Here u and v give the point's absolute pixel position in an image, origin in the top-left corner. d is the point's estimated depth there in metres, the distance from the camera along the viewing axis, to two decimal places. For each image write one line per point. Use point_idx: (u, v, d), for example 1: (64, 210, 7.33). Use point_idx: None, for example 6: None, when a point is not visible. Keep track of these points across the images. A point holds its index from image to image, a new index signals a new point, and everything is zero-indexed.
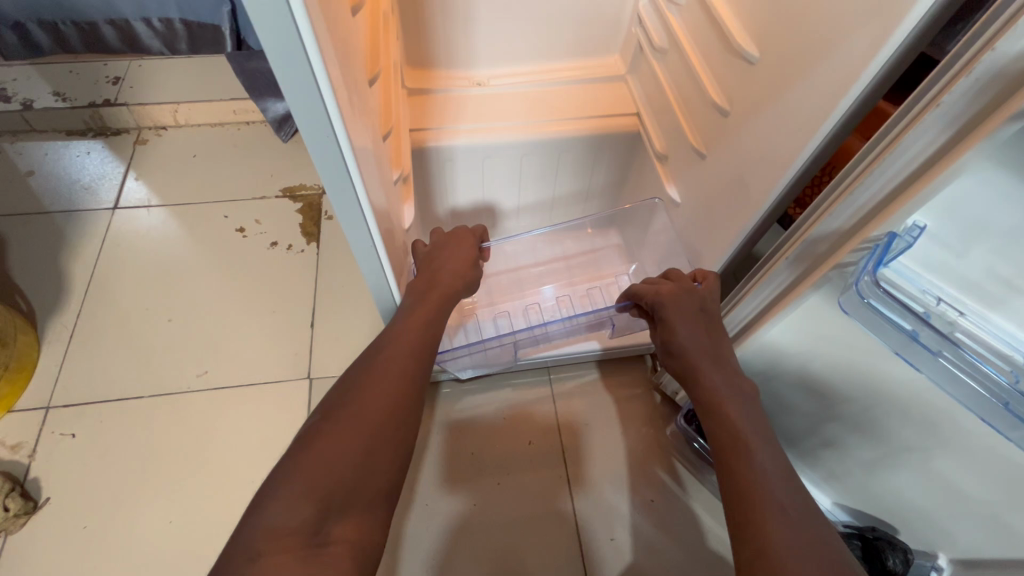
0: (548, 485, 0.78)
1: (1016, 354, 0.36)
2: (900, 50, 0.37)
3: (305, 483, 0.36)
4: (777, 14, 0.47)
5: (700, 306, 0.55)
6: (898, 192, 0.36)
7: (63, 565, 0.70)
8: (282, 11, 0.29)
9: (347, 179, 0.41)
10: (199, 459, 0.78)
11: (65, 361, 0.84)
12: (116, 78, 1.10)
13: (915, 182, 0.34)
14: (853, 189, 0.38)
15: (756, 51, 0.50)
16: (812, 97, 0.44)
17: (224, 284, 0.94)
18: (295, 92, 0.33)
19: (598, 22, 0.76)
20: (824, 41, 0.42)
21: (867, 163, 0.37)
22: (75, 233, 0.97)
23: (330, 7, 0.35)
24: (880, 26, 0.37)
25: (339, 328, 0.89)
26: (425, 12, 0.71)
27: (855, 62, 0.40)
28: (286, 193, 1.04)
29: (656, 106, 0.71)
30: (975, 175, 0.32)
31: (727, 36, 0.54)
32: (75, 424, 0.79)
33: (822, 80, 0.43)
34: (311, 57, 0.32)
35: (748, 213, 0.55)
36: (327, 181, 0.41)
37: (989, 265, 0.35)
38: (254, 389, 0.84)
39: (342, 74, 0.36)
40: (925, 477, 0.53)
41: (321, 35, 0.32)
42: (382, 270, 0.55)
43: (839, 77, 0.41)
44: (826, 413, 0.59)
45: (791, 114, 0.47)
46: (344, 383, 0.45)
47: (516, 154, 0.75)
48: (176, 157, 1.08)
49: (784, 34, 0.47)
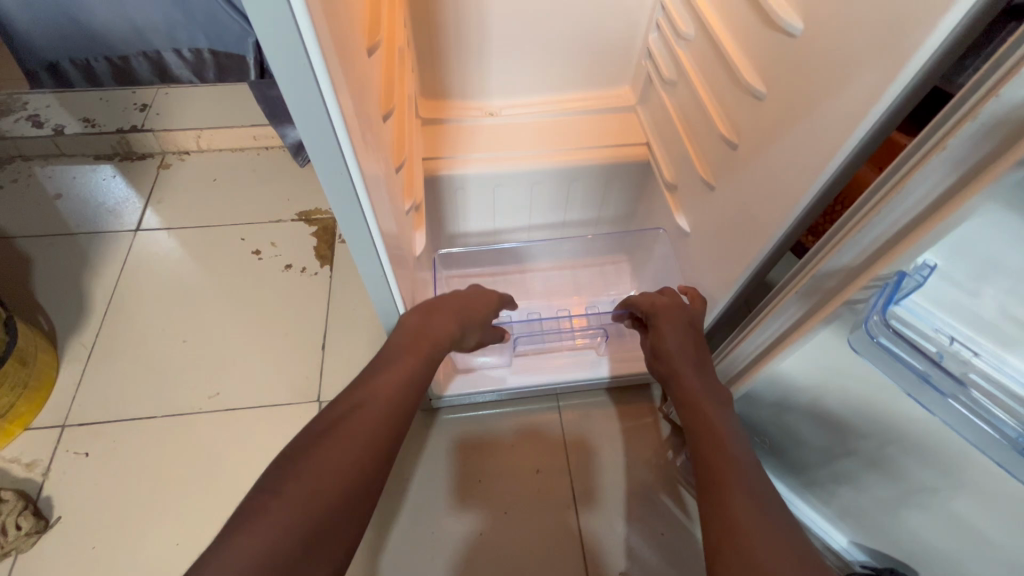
0: (556, 515, 0.77)
1: None
2: (906, 91, 0.37)
3: (283, 523, 0.35)
4: (784, 52, 0.48)
5: (689, 320, 0.60)
6: (906, 232, 0.36)
7: None
8: (299, 55, 0.30)
9: (359, 212, 0.42)
10: (207, 480, 0.79)
11: (82, 379, 0.86)
12: (144, 105, 1.14)
13: (923, 222, 0.34)
14: (860, 227, 0.38)
15: (762, 87, 0.51)
16: (819, 134, 0.45)
17: (238, 306, 0.95)
18: (309, 129, 0.35)
19: (609, 55, 0.78)
20: (829, 80, 0.43)
21: (875, 201, 0.37)
22: (97, 254, 1.00)
23: (347, 51, 0.36)
24: (884, 68, 0.38)
25: (350, 351, 0.90)
26: (440, 47, 0.73)
27: (860, 102, 0.40)
28: (302, 216, 1.06)
29: (666, 136, 0.72)
30: (985, 217, 0.32)
31: (735, 72, 0.54)
32: (88, 443, 0.81)
33: (828, 118, 0.43)
34: (327, 102, 0.33)
35: (757, 245, 0.55)
36: (339, 215, 0.42)
37: (1002, 305, 0.35)
38: (264, 411, 0.84)
39: (357, 114, 0.38)
40: (944, 519, 0.51)
41: (335, 76, 0.33)
42: (392, 298, 0.55)
43: (845, 115, 0.42)
44: (839, 449, 0.58)
45: (798, 149, 0.48)
46: (319, 423, 0.44)
47: (527, 183, 0.76)
48: (197, 181, 1.11)
49: (790, 72, 0.47)
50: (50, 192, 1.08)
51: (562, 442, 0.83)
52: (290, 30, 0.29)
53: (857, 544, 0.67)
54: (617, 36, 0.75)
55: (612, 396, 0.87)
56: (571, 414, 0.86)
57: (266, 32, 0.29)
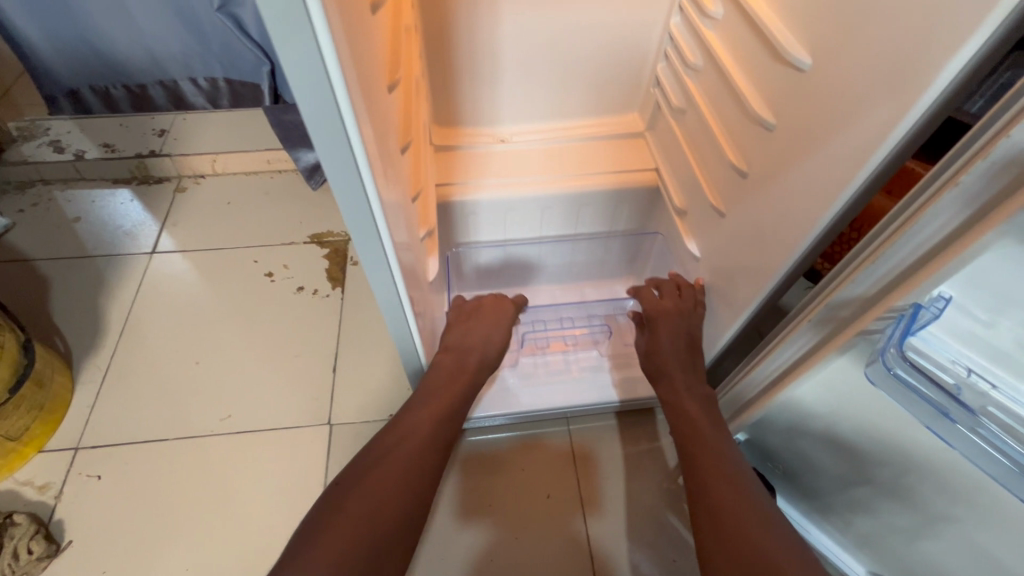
0: (568, 542, 0.76)
1: None
2: (917, 126, 0.38)
3: (333, 552, 0.42)
4: (793, 85, 0.49)
5: (687, 330, 0.66)
6: (920, 265, 0.36)
7: None
8: (326, 99, 0.31)
9: (379, 243, 0.43)
10: (218, 504, 0.78)
11: (96, 401, 0.87)
12: (162, 130, 1.16)
13: (937, 257, 0.34)
14: (873, 258, 0.38)
15: (772, 118, 0.52)
16: (830, 165, 0.45)
17: (251, 328, 0.96)
18: (334, 166, 0.35)
19: (618, 83, 0.79)
20: (840, 112, 0.44)
21: (888, 233, 0.38)
22: (113, 277, 1.01)
23: (370, 89, 0.37)
24: (895, 103, 0.38)
25: (360, 373, 0.91)
26: (453, 77, 0.75)
27: (871, 135, 0.41)
28: (314, 239, 1.08)
29: (675, 162, 0.73)
30: (999, 252, 0.32)
31: (744, 102, 0.55)
32: (101, 466, 0.81)
33: (839, 150, 0.44)
34: (352, 142, 0.34)
35: (768, 272, 0.56)
36: (359, 246, 0.43)
37: (1019, 338, 0.35)
38: (275, 434, 0.84)
39: (378, 148, 0.38)
40: (966, 551, 0.50)
41: (360, 116, 0.34)
42: (406, 324, 0.56)
43: (857, 148, 0.42)
44: (856, 477, 0.57)
45: (810, 179, 0.48)
46: (365, 460, 0.51)
47: (538, 207, 0.78)
48: (211, 204, 1.13)
49: (800, 104, 0.48)
50: (69, 215, 1.10)
51: (572, 461, 0.83)
52: (320, 76, 0.30)
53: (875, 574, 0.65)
54: (626, 65, 0.77)
55: (623, 419, 0.87)
56: (582, 438, 0.85)
57: (295, 78, 0.30)
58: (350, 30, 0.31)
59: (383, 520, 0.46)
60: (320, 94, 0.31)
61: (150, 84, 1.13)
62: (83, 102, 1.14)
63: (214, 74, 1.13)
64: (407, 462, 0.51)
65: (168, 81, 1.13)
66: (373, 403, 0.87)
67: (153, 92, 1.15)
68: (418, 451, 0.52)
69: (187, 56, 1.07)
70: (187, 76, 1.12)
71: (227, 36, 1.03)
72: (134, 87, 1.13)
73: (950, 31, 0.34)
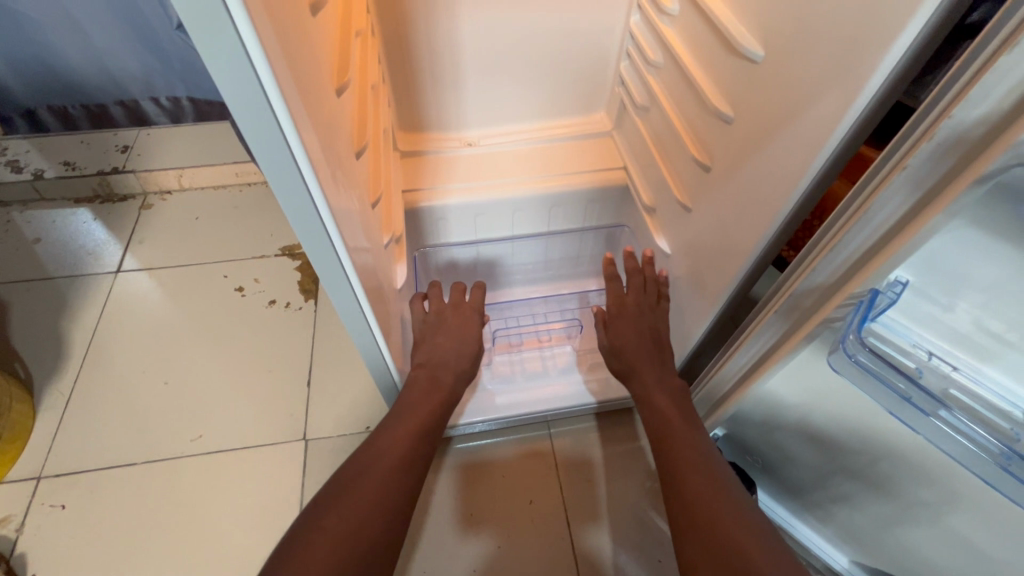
0: (552, 548, 0.75)
1: (1015, 410, 0.35)
2: (866, 113, 0.38)
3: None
4: (748, 77, 0.49)
5: (653, 326, 0.65)
6: (876, 250, 0.36)
7: None
8: (261, 103, 0.30)
9: (333, 252, 0.41)
10: (190, 529, 0.76)
11: (59, 428, 0.84)
12: (126, 146, 1.14)
13: (891, 241, 0.34)
14: (832, 246, 0.38)
15: (730, 111, 0.52)
16: (787, 156, 0.46)
17: (221, 345, 0.94)
18: (278, 173, 0.34)
19: (582, 83, 0.79)
20: (793, 102, 0.44)
21: (844, 220, 0.38)
22: (76, 299, 0.98)
23: (314, 92, 0.36)
24: (844, 91, 0.39)
25: (335, 386, 0.89)
26: (416, 82, 0.75)
27: (823, 124, 0.41)
28: (285, 252, 1.06)
29: (642, 159, 0.73)
30: (950, 234, 0.32)
31: (703, 97, 0.56)
32: (65, 495, 0.78)
33: (794, 141, 0.44)
34: (294, 147, 0.33)
35: (734, 265, 0.56)
36: (313, 256, 0.41)
37: (976, 319, 0.35)
38: (248, 453, 0.82)
39: (326, 153, 0.37)
40: (942, 535, 0.50)
41: (301, 120, 0.33)
42: (373, 335, 0.54)
43: (810, 138, 0.42)
44: (832, 466, 0.57)
45: (768, 171, 0.48)
46: (337, 481, 0.49)
47: (507, 210, 0.77)
48: (178, 220, 1.11)
49: (755, 96, 0.48)
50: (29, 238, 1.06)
51: (554, 465, 0.82)
52: (251, 78, 0.29)
53: (859, 564, 0.65)
54: (589, 65, 0.77)
55: (604, 420, 0.86)
56: (563, 441, 0.84)
57: (225, 82, 0.29)
58: (283, 32, 0.31)
59: (358, 545, 0.44)
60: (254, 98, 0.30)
61: (110, 104, 1.11)
62: (42, 123, 1.12)
63: (177, 93, 1.11)
64: (382, 481, 0.49)
65: (128, 101, 1.11)
66: (349, 416, 0.85)
67: (114, 111, 1.13)
68: (393, 469, 0.51)
69: (147, 76, 1.05)
70: (148, 95, 1.11)
71: (189, 55, 1.01)
72: (93, 107, 1.11)
73: (890, 17, 0.34)
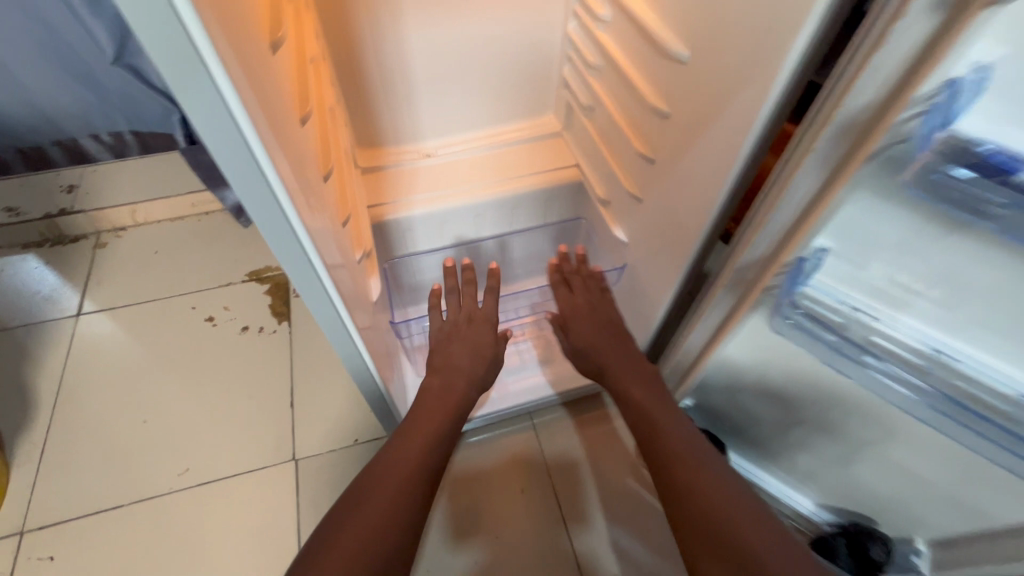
0: (547, 530, 0.79)
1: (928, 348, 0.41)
2: (778, 104, 0.44)
3: None
4: (679, 77, 0.54)
5: (607, 317, 0.69)
6: (798, 222, 0.41)
7: None
8: (239, 143, 0.32)
9: (314, 272, 0.44)
10: (188, 562, 0.76)
11: (37, 480, 0.82)
12: (72, 185, 1.10)
13: (809, 213, 0.40)
14: (763, 222, 0.43)
15: (666, 108, 0.57)
16: (718, 146, 0.51)
17: (197, 376, 0.93)
18: (257, 203, 0.36)
19: (530, 88, 0.83)
20: (717, 98, 0.49)
21: (770, 199, 0.43)
22: (37, 347, 0.96)
23: (282, 125, 0.38)
24: (759, 87, 0.44)
25: (319, 403, 0.90)
26: (370, 99, 0.76)
27: (745, 116, 0.46)
28: (252, 277, 1.06)
29: (593, 156, 0.78)
30: (856, 204, 0.38)
31: (641, 97, 0.60)
32: (52, 546, 0.76)
33: (724, 132, 0.50)
34: (271, 179, 0.35)
35: (686, 246, 0.61)
36: (294, 278, 0.44)
37: (887, 274, 0.40)
38: (239, 479, 0.83)
39: (298, 181, 0.40)
40: (887, 468, 0.57)
41: (274, 152, 0.35)
42: (356, 348, 0.57)
43: (736, 129, 0.48)
44: (790, 419, 0.63)
45: (705, 160, 0.54)
46: (345, 499, 0.50)
47: (471, 215, 0.80)
48: (136, 256, 1.09)
49: (686, 93, 0.53)
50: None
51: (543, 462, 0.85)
52: (227, 118, 0.31)
53: (824, 508, 0.72)
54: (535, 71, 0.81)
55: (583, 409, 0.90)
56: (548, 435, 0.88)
57: (201, 122, 0.31)
58: (252, 74, 0.33)
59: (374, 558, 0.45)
60: (230, 136, 0.32)
61: (45, 145, 0.97)
62: None
63: (119, 127, 0.99)
64: (393, 493, 0.50)
65: (66, 140, 0.98)
66: (336, 431, 0.87)
67: (51, 153, 0.99)
68: (402, 480, 0.51)
69: (85, 114, 0.94)
70: (87, 132, 0.98)
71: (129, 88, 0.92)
72: (27, 149, 0.97)
73: (787, 23, 0.39)
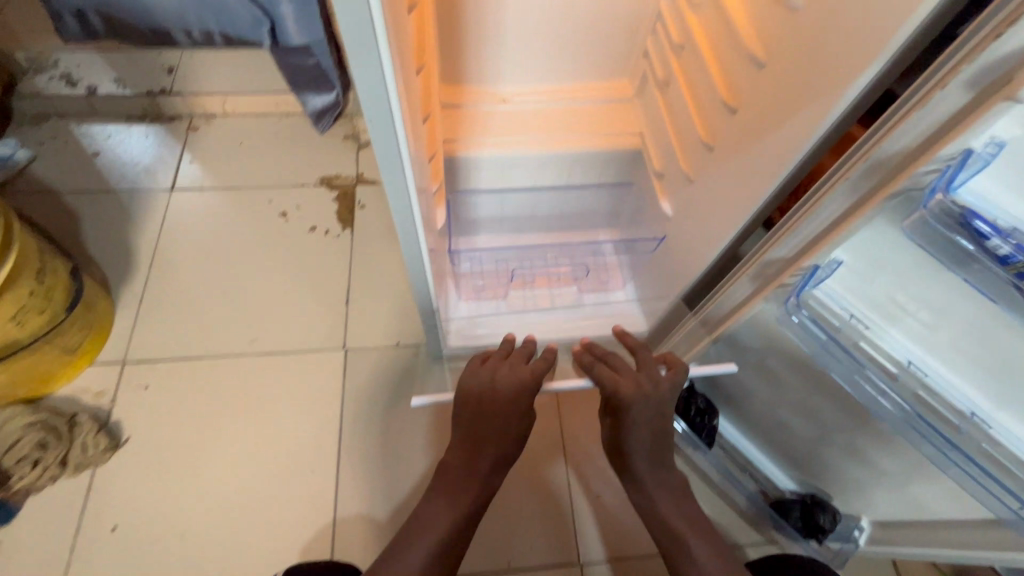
0: (545, 438, 0.92)
1: (906, 362, 0.48)
2: (848, 106, 0.46)
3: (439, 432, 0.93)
4: (788, 22, 0.51)
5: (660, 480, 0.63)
6: (840, 220, 0.45)
7: (127, 503, 0.83)
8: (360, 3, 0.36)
9: (395, 142, 0.48)
10: (252, 392, 0.93)
11: (137, 322, 0.98)
12: (171, 67, 1.21)
13: (841, 222, 0.45)
14: (801, 221, 0.49)
15: (764, 56, 0.54)
16: (788, 139, 0.52)
17: (269, 254, 1.08)
18: None
19: (623, 25, 0.81)
20: (804, 89, 0.49)
21: (809, 201, 0.48)
22: (137, 208, 1.10)
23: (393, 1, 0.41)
24: (834, 87, 0.46)
25: (367, 294, 1.04)
26: (460, 23, 0.79)
27: (835, 89, 0.45)
28: (324, 182, 1.16)
29: (679, 119, 0.74)
30: (882, 224, 0.43)
31: (740, 41, 0.58)
32: (147, 377, 0.93)
33: (802, 120, 0.50)
34: (377, 28, 0.38)
35: (736, 216, 0.62)
36: (376, 135, 0.47)
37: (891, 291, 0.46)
38: (291, 354, 0.97)
39: (397, 63, 0.43)
40: (863, 462, 0.65)
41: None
42: (413, 225, 0.61)
43: (820, 104, 0.47)
44: (779, 400, 0.71)
45: (781, 143, 0.53)
46: (438, 390, 0.95)
47: (537, 164, 0.85)
48: (224, 143, 1.20)
49: (773, 81, 0.53)
50: (22, 159, 1.11)
51: (559, 425, 0.94)
52: None
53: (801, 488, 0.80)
54: (628, 18, 0.81)
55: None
56: (570, 407, 0.95)
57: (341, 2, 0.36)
58: None
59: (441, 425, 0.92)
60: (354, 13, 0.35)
61: (176, 33, 1.11)
62: (88, 24, 1.08)
63: (210, 27, 1.11)
64: None
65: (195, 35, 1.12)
66: (394, 329, 1.01)
67: (178, 38, 1.14)
68: None
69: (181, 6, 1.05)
70: (182, 28, 1.10)
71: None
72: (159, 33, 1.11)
73: (871, 46, 0.42)
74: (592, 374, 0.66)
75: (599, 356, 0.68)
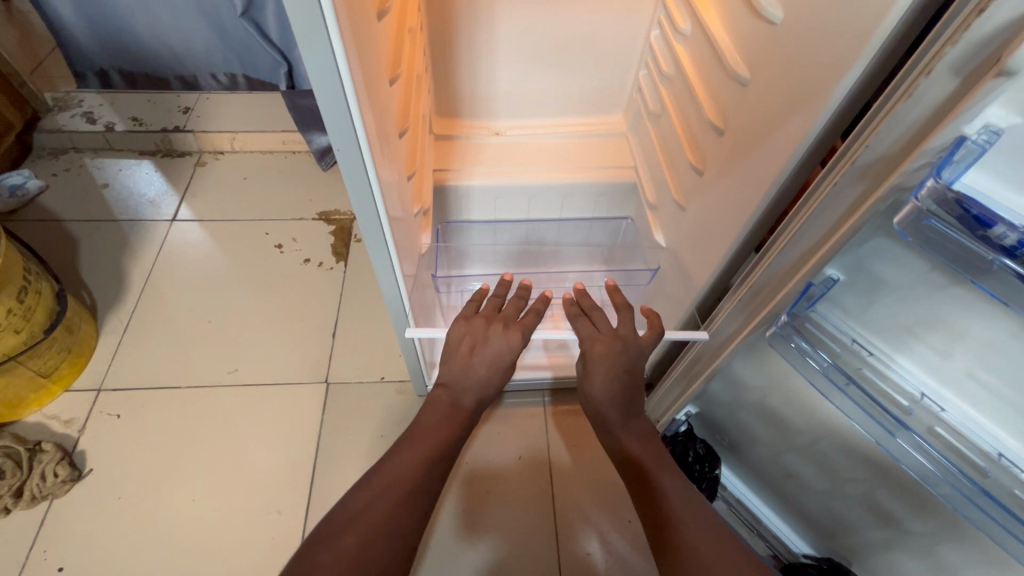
0: (533, 485, 0.85)
1: (919, 395, 0.43)
2: (834, 118, 0.43)
3: None
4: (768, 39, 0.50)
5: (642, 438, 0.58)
6: (830, 233, 0.42)
7: (78, 542, 0.77)
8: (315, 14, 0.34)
9: (363, 171, 0.46)
10: (226, 425, 0.89)
11: (118, 349, 0.96)
12: (186, 108, 1.26)
13: (830, 236, 0.41)
14: (790, 237, 0.45)
15: (747, 74, 0.53)
16: (774, 156, 0.50)
17: (260, 285, 1.06)
18: (307, 40, 0.36)
19: (613, 60, 0.83)
20: (788, 102, 0.47)
21: (798, 215, 0.45)
22: (135, 238, 1.11)
23: (355, 15, 0.40)
24: (817, 98, 0.43)
25: (355, 327, 1.01)
26: (453, 57, 0.81)
27: (819, 101, 0.43)
28: (322, 216, 1.17)
29: (670, 145, 0.73)
30: (876, 236, 0.39)
31: (724, 62, 0.57)
32: (120, 406, 0.89)
33: (786, 135, 0.48)
34: (334, 42, 0.36)
35: (727, 241, 0.59)
36: (341, 161, 0.45)
37: (893, 311, 0.42)
38: (271, 387, 0.93)
39: (363, 70, 0.42)
40: (882, 518, 0.57)
41: None
42: (388, 258, 0.58)
43: (805, 117, 0.45)
44: (784, 443, 0.64)
45: (767, 161, 0.51)
46: None
47: (528, 194, 0.84)
48: (228, 178, 1.23)
49: (758, 99, 0.52)
50: (33, 189, 1.14)
51: (546, 472, 0.87)
52: None
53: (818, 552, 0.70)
54: (618, 55, 0.82)
55: None
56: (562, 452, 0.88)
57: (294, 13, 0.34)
58: None
59: None
60: (305, 5, 0.34)
61: (202, 76, 1.27)
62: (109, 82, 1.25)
63: (234, 70, 1.26)
64: None
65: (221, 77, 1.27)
66: (379, 364, 0.97)
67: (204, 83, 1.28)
68: None
69: (206, 50, 1.19)
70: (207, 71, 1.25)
71: (246, 37, 1.16)
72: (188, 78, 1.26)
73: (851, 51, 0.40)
74: (574, 328, 0.61)
75: (585, 309, 0.63)
